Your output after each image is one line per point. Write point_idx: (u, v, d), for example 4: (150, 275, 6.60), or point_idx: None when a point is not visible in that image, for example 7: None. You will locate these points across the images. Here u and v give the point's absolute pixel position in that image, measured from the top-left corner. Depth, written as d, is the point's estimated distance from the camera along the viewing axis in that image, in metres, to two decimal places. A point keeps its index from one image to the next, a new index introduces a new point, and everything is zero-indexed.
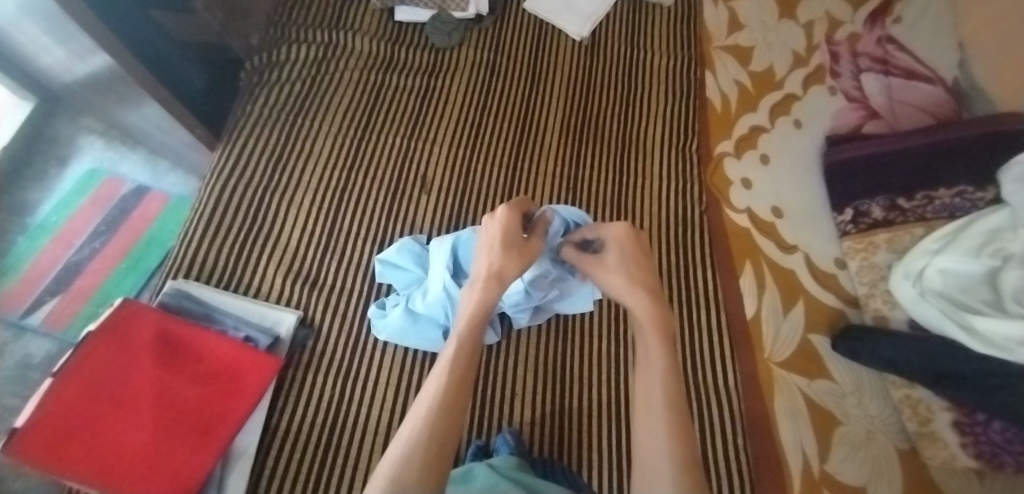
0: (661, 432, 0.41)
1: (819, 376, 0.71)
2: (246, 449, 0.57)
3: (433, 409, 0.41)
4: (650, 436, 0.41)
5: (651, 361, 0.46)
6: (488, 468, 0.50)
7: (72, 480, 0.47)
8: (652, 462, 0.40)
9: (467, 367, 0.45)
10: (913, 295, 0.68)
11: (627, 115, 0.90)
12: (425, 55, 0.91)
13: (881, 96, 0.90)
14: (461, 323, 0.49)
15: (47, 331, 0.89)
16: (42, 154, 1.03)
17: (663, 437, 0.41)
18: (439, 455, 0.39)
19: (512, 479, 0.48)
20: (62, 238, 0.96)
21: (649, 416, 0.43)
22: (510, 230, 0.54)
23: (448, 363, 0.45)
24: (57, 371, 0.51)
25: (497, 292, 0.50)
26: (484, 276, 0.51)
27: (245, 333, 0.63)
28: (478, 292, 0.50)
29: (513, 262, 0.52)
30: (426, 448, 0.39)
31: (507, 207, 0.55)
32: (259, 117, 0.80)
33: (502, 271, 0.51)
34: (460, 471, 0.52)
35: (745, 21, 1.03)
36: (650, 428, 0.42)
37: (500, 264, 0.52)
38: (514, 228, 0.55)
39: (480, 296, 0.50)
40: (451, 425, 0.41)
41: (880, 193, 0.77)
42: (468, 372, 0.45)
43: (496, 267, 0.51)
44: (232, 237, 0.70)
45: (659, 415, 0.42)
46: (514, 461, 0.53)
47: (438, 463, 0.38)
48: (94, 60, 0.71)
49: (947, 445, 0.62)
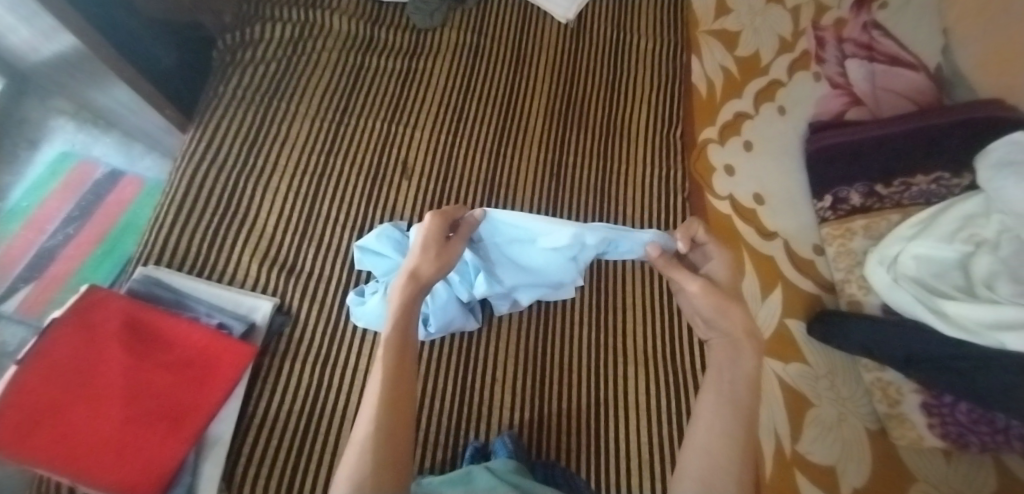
0: (731, 454, 0.43)
1: (793, 359, 0.72)
2: (220, 436, 0.56)
3: (377, 410, 0.42)
4: (710, 448, 0.44)
5: (733, 385, 0.48)
6: (487, 471, 0.50)
7: (40, 467, 0.47)
8: (713, 476, 0.42)
9: (402, 358, 0.46)
10: (887, 281, 0.68)
11: (611, 99, 0.89)
12: (405, 36, 0.90)
13: (865, 82, 0.89)
14: (389, 322, 0.48)
15: (21, 318, 0.87)
16: (9, 136, 1.00)
17: (730, 458, 0.43)
18: (392, 449, 0.40)
19: (512, 483, 0.48)
20: (34, 223, 0.94)
21: (716, 432, 0.45)
22: (434, 233, 0.54)
23: (382, 357, 0.46)
24: (23, 358, 0.50)
25: (416, 290, 0.50)
26: (402, 275, 0.51)
27: (219, 320, 0.62)
28: (399, 290, 0.50)
29: (429, 262, 0.52)
30: (379, 444, 0.39)
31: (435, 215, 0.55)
32: (233, 99, 0.78)
33: (417, 269, 0.51)
34: (458, 473, 0.52)
35: (732, 6, 1.02)
36: (712, 439, 0.44)
37: (415, 263, 0.52)
38: (439, 234, 0.55)
39: (400, 294, 0.50)
40: (399, 420, 0.42)
41: (858, 180, 0.78)
42: (403, 359, 0.46)
43: (411, 266, 0.52)
44: (206, 222, 0.69)
45: (726, 433, 0.44)
46: (513, 463, 0.53)
47: (391, 455, 0.39)
48: (61, 40, 0.68)
49: (915, 426, 0.64)
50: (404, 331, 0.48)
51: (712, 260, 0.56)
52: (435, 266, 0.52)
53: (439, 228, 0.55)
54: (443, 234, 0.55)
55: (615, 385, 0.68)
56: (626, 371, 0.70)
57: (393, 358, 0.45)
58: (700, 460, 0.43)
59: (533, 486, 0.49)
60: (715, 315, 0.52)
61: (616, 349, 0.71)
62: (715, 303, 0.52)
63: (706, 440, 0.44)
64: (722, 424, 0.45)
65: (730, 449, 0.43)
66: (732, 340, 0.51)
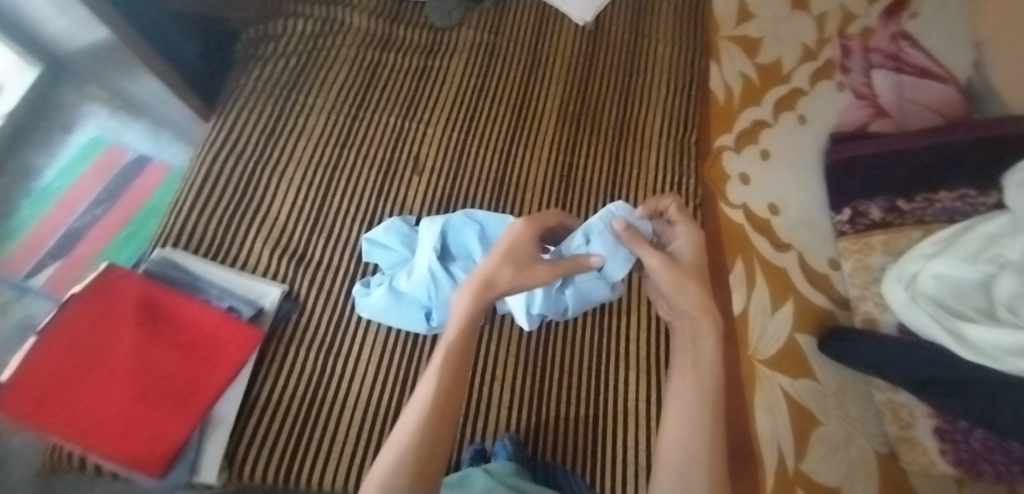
0: (700, 445, 0.46)
1: (801, 375, 0.70)
2: (225, 417, 0.58)
3: (424, 416, 0.44)
4: (685, 444, 0.46)
5: (698, 373, 0.50)
6: (485, 473, 0.51)
7: (55, 434, 0.50)
8: (689, 469, 0.44)
9: (460, 365, 0.47)
10: (904, 300, 0.66)
11: (626, 102, 0.89)
12: (424, 33, 0.91)
13: (891, 93, 0.87)
14: (451, 327, 0.50)
15: (49, 293, 0.91)
16: (46, 121, 1.05)
17: (701, 449, 0.45)
18: (431, 454, 0.42)
19: (508, 484, 0.49)
20: (65, 204, 0.99)
21: (687, 425, 0.47)
22: (518, 240, 0.54)
23: (439, 362, 0.47)
24: (41, 330, 0.53)
25: (487, 298, 0.50)
26: (475, 281, 0.51)
27: (228, 303, 0.64)
28: (468, 297, 0.50)
29: (506, 272, 0.51)
30: (419, 449, 0.42)
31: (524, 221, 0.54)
32: (253, 91, 0.81)
33: (493, 277, 0.50)
34: (456, 477, 0.53)
35: (755, 12, 1.01)
36: (686, 436, 0.46)
37: (491, 270, 0.51)
38: (527, 242, 0.54)
39: (468, 302, 0.50)
40: (444, 425, 0.44)
41: (879, 194, 0.76)
42: (461, 369, 0.47)
43: (487, 273, 0.51)
44: (221, 208, 0.71)
45: (695, 426, 0.47)
46: (512, 466, 0.53)
47: (430, 460, 0.42)
48: (94, 31, 0.72)
49: (926, 451, 0.62)
50: (466, 340, 0.49)
51: (678, 240, 0.57)
52: (511, 277, 0.51)
53: (529, 236, 0.54)
54: (530, 242, 0.54)
55: (615, 389, 0.68)
56: (628, 375, 0.69)
57: (452, 368, 0.47)
58: (675, 456, 0.45)
59: (531, 488, 0.50)
60: (674, 293, 0.53)
61: (618, 353, 0.70)
62: (677, 280, 0.53)
63: (678, 436, 0.47)
64: (690, 415, 0.48)
65: (701, 442, 0.46)
66: (694, 325, 0.52)
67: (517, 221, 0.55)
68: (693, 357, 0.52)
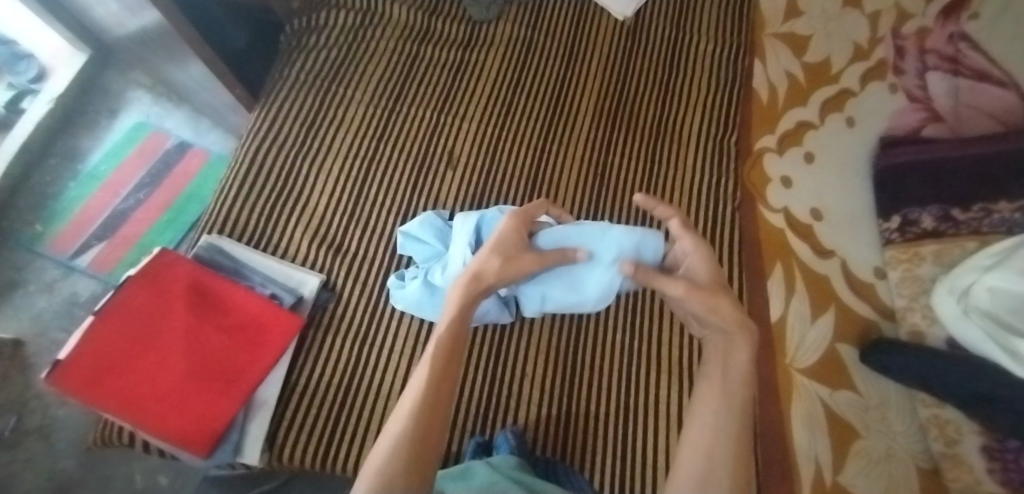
0: (724, 447, 0.44)
1: (841, 387, 0.69)
2: (267, 400, 0.60)
3: (416, 408, 0.43)
4: (705, 451, 0.44)
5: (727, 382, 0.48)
6: (488, 466, 0.50)
7: (108, 412, 0.51)
8: (708, 472, 0.42)
9: (448, 364, 0.47)
10: (955, 313, 0.63)
11: (665, 99, 0.87)
12: (462, 27, 0.90)
13: (946, 97, 0.83)
14: (444, 322, 0.50)
15: (93, 273, 0.94)
16: (94, 105, 1.09)
17: (724, 456, 0.43)
18: (423, 450, 0.41)
19: (513, 478, 0.48)
20: (110, 187, 1.01)
21: (708, 431, 0.45)
22: (506, 238, 0.55)
23: (429, 361, 0.47)
24: (98, 310, 0.54)
25: (476, 292, 0.51)
26: (465, 274, 0.52)
27: (271, 291, 0.65)
28: (458, 289, 0.51)
29: (493, 268, 0.53)
30: (411, 444, 0.41)
31: (513, 218, 0.56)
32: (296, 81, 0.82)
33: (481, 272, 0.52)
34: (457, 469, 0.53)
35: (804, 9, 0.98)
36: (707, 444, 0.44)
37: (480, 266, 0.53)
38: (512, 240, 0.56)
39: (459, 297, 0.51)
40: (434, 422, 0.43)
41: (932, 203, 0.72)
42: (452, 363, 0.47)
43: (476, 269, 0.52)
44: (264, 197, 0.73)
45: (718, 432, 0.44)
46: (515, 460, 0.52)
47: (421, 458, 0.40)
48: (146, 16, 0.73)
49: (972, 469, 0.59)
50: (458, 331, 0.49)
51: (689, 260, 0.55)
52: (498, 271, 0.52)
53: (515, 234, 0.56)
54: (515, 240, 0.56)
55: (646, 391, 0.66)
56: (659, 378, 0.67)
57: (441, 362, 0.46)
58: (695, 461, 0.43)
59: (536, 484, 0.49)
60: (705, 313, 0.50)
61: (650, 355, 0.68)
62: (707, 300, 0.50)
63: (699, 441, 0.45)
64: (713, 422, 0.45)
65: (726, 449, 0.43)
66: (728, 339, 0.50)
67: (503, 217, 0.57)
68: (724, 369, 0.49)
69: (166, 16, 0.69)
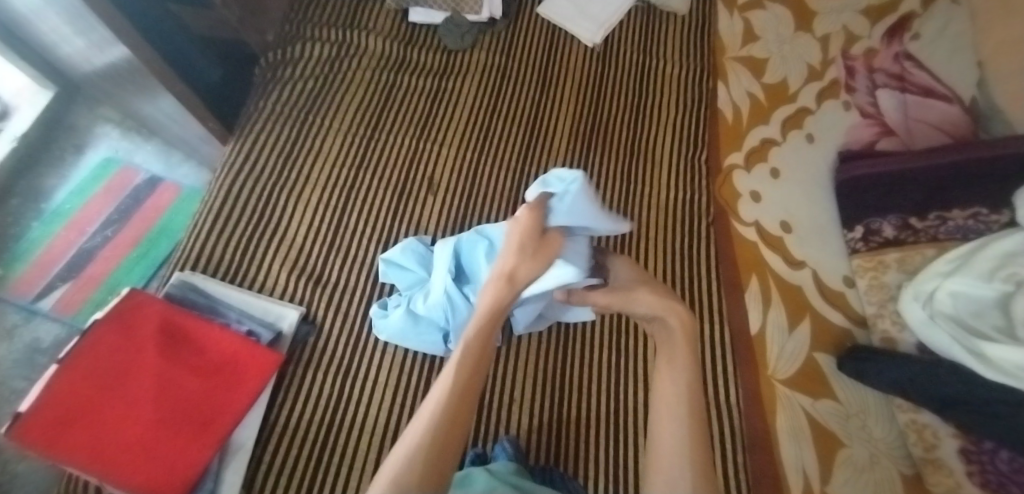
0: (680, 436, 0.44)
1: (822, 395, 0.70)
2: (244, 443, 0.57)
3: (439, 410, 0.42)
4: (669, 440, 0.44)
5: (675, 369, 0.49)
6: (488, 472, 0.49)
7: (72, 466, 0.48)
8: (671, 464, 0.42)
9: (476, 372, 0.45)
10: (923, 318, 0.65)
11: (637, 120, 0.90)
12: (436, 56, 0.92)
13: (897, 112, 0.88)
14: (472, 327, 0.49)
15: (57, 316, 0.90)
16: (58, 142, 1.06)
17: (682, 433, 0.44)
18: (441, 455, 0.39)
19: (511, 483, 0.48)
20: (75, 225, 0.98)
21: (667, 424, 0.45)
22: (530, 231, 0.52)
23: (456, 363, 0.46)
24: (63, 357, 0.52)
25: (508, 294, 0.50)
26: (496, 278, 0.51)
27: (248, 327, 0.64)
28: (490, 295, 0.50)
29: (528, 265, 0.51)
30: (429, 445, 0.39)
31: (529, 208, 0.53)
32: (272, 113, 0.82)
33: (513, 271, 0.50)
34: (459, 475, 0.51)
35: (759, 34, 1.03)
36: (668, 435, 0.44)
37: (513, 265, 0.51)
38: (535, 230, 0.52)
39: (492, 299, 0.50)
40: (455, 426, 0.41)
41: (892, 212, 0.76)
42: (479, 371, 0.46)
43: (508, 268, 0.51)
44: (239, 231, 0.71)
45: (676, 422, 0.45)
46: (514, 466, 0.52)
47: (439, 461, 0.39)
48: (114, 53, 0.72)
49: (952, 472, 0.60)
50: (485, 338, 0.48)
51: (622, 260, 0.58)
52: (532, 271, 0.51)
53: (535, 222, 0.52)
54: (539, 229, 0.52)
55: (635, 409, 0.66)
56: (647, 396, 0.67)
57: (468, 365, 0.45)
58: (661, 454, 0.44)
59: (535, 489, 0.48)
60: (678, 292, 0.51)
61: (636, 371, 0.69)
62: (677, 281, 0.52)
63: (662, 435, 0.45)
64: (671, 413, 0.46)
65: (681, 433, 0.44)
66: (668, 326, 0.52)
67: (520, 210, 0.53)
68: (669, 354, 0.51)
69: (135, 53, 0.69)
